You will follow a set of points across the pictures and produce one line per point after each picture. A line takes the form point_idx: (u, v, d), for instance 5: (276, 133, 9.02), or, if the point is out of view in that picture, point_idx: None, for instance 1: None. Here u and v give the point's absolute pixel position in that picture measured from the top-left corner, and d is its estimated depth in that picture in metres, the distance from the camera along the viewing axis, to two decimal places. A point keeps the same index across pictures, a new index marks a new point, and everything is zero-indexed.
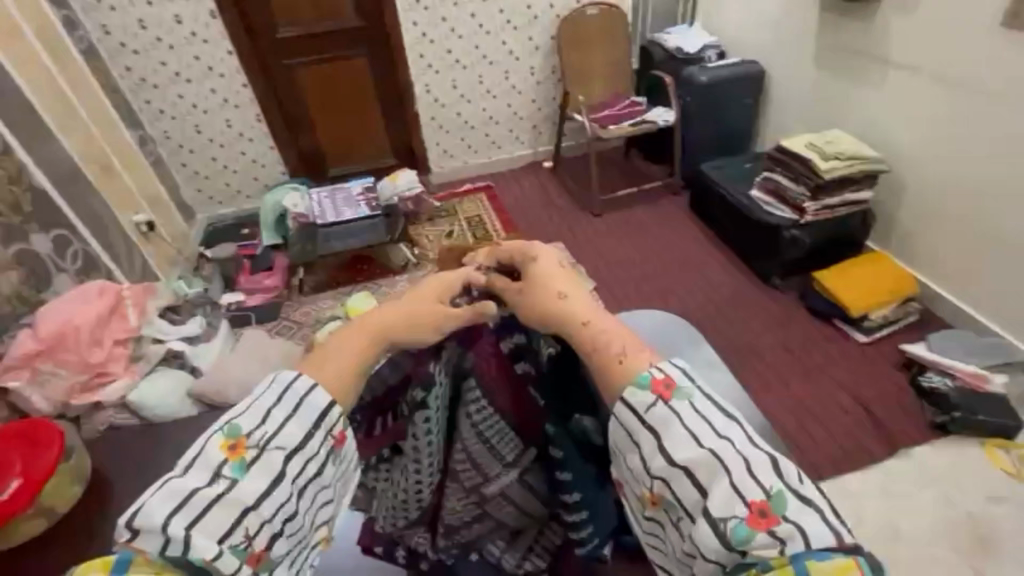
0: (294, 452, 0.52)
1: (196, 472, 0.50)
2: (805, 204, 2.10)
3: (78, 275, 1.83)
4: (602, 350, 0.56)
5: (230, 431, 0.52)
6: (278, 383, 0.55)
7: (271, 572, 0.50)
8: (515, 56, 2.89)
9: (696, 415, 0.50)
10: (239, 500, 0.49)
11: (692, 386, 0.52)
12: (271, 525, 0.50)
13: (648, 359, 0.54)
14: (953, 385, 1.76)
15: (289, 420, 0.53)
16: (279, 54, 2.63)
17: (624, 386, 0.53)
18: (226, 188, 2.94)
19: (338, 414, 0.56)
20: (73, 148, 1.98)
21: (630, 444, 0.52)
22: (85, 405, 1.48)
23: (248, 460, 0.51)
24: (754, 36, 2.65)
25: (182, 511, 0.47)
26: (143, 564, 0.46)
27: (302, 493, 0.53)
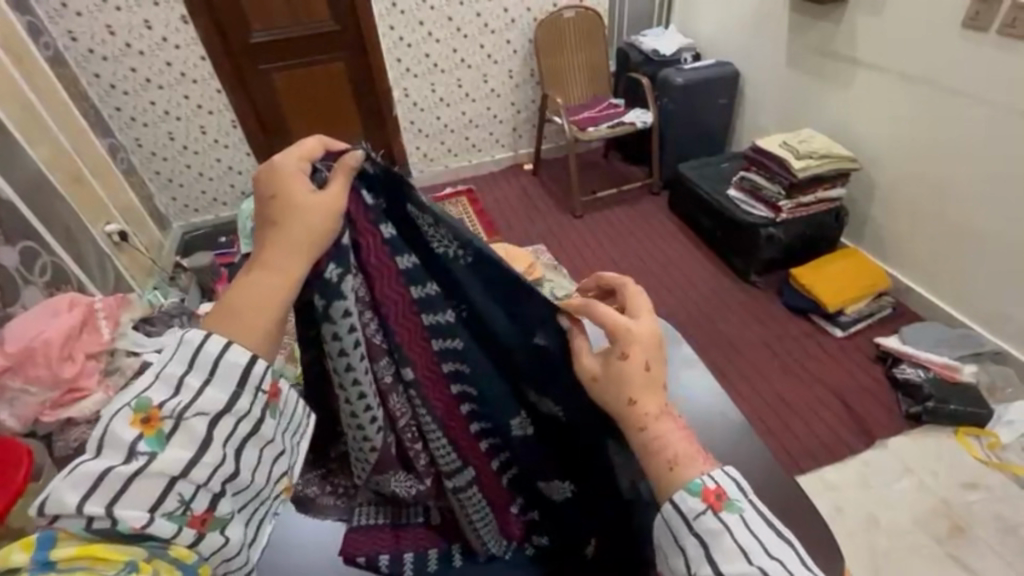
0: (219, 416, 0.53)
1: (111, 451, 0.49)
2: (781, 202, 2.14)
3: (47, 289, 1.77)
4: (655, 450, 0.54)
5: (139, 404, 0.51)
6: (187, 345, 0.53)
7: (222, 527, 0.53)
8: (492, 59, 2.89)
9: (746, 530, 0.49)
10: (164, 472, 0.49)
11: (749, 502, 0.51)
12: (208, 488, 0.51)
13: (700, 463, 0.53)
14: (928, 376, 1.81)
15: (206, 386, 0.52)
16: (254, 59, 2.61)
17: (674, 489, 0.52)
18: (201, 196, 2.89)
19: (265, 367, 0.55)
20: (40, 158, 1.91)
21: (676, 545, 0.52)
22: (57, 421, 1.41)
23: (165, 431, 0.50)
24: (728, 38, 2.69)
25: (100, 490, 0.47)
26: (68, 539, 0.45)
27: (238, 453, 0.54)
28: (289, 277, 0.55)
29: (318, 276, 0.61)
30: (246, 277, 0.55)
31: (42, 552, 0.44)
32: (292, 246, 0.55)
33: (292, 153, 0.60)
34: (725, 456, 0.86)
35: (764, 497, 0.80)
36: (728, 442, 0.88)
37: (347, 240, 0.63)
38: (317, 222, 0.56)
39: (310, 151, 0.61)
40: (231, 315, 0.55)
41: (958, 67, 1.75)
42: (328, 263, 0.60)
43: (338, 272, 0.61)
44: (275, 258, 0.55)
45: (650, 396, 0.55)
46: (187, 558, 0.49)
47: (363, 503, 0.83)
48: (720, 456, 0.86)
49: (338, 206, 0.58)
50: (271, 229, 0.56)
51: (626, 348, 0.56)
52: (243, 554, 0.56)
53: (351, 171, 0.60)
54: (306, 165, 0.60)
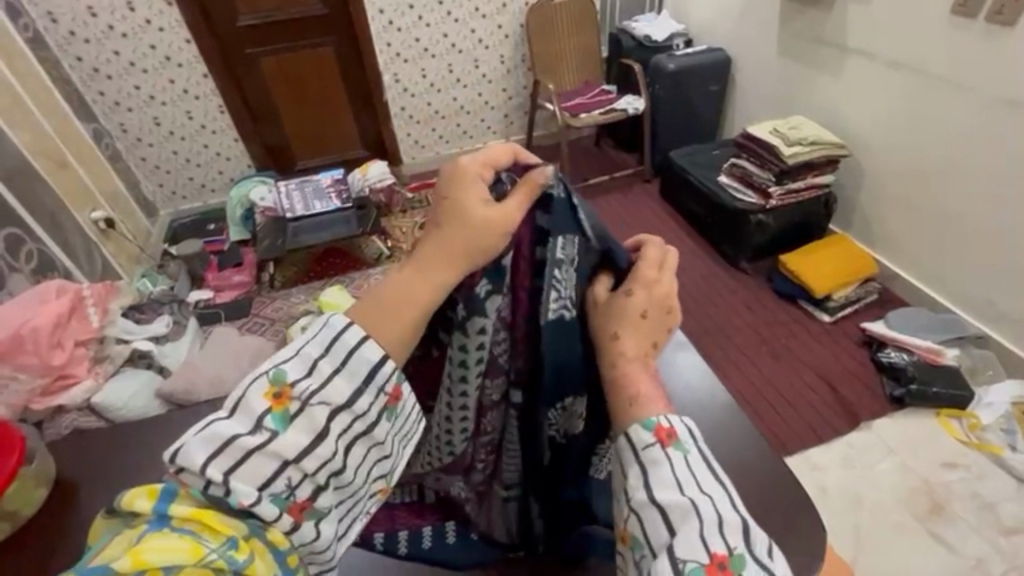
0: (339, 408, 0.50)
1: (239, 420, 0.47)
2: (771, 189, 2.15)
3: (33, 276, 1.75)
4: (620, 385, 0.57)
5: (275, 377, 0.49)
6: (329, 329, 0.51)
7: (320, 520, 0.49)
8: (483, 44, 2.87)
9: (687, 468, 0.51)
10: (280, 453, 0.47)
11: (694, 446, 0.53)
12: (314, 479, 0.48)
13: (661, 407, 0.55)
14: (910, 360, 1.86)
15: (336, 374, 0.50)
16: (240, 43, 2.55)
17: (632, 423, 0.54)
18: (189, 183, 2.86)
19: (392, 368, 0.52)
20: (23, 144, 1.88)
21: (620, 474, 0.53)
22: (48, 409, 1.44)
23: (291, 412, 0.48)
24: (719, 23, 2.69)
25: (222, 456, 0.45)
26: (186, 498, 0.44)
27: (348, 450, 0.50)
28: (434, 288, 0.53)
29: (469, 288, 0.60)
30: (403, 274, 0.54)
31: (163, 505, 0.44)
32: (455, 258, 0.53)
33: (478, 158, 0.57)
34: (712, 437, 0.88)
35: (750, 475, 0.83)
36: (719, 420, 0.90)
37: (506, 259, 0.61)
38: (486, 237, 0.54)
39: (495, 160, 0.58)
40: (381, 314, 0.53)
41: (943, 53, 1.76)
42: (482, 279, 0.60)
43: (488, 289, 0.61)
44: (433, 266, 0.53)
45: (632, 337, 0.59)
46: (281, 543, 0.46)
47: None
48: (708, 437, 0.88)
49: (508, 225, 0.54)
50: (437, 233, 0.54)
51: (635, 288, 0.61)
52: (331, 552, 0.51)
53: (537, 190, 0.57)
54: (489, 173, 0.57)
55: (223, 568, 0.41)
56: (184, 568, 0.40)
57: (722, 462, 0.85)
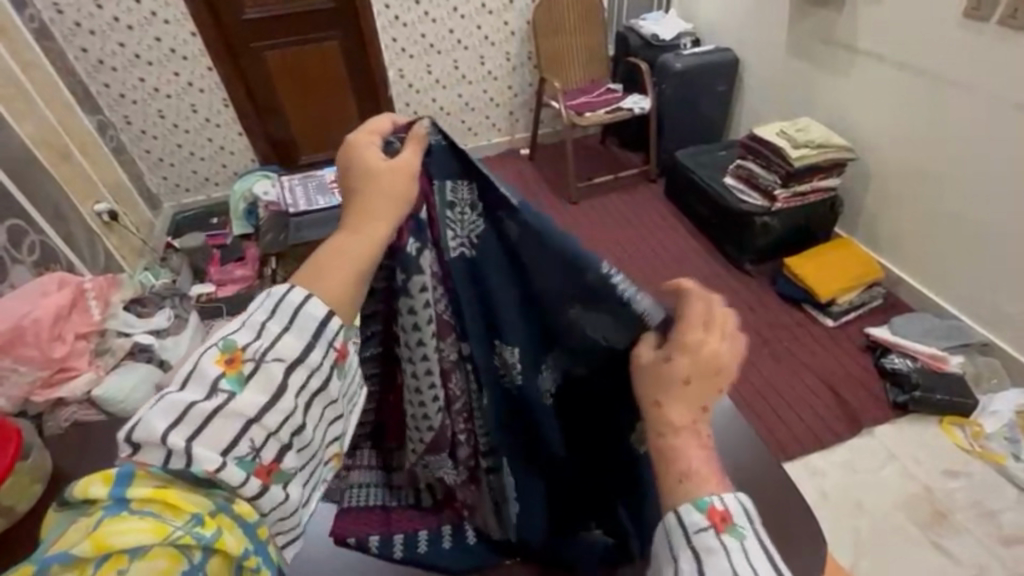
0: (295, 364, 0.50)
1: (193, 386, 0.47)
2: (776, 191, 2.13)
3: (36, 268, 1.75)
4: (667, 458, 0.49)
5: (225, 345, 0.49)
6: (274, 296, 0.52)
7: (286, 483, 0.49)
8: (489, 40, 2.85)
9: (749, 562, 0.43)
10: (241, 412, 0.47)
11: (755, 531, 0.44)
12: (278, 438, 0.48)
13: (716, 485, 0.47)
14: (915, 366, 1.84)
15: (286, 332, 0.51)
16: (245, 37, 2.54)
17: (682, 503, 0.46)
18: (193, 176, 2.85)
19: (341, 324, 0.53)
20: (27, 135, 1.88)
21: (669, 559, 0.46)
22: (48, 402, 1.42)
23: (245, 373, 0.48)
24: (727, 23, 2.66)
25: (182, 424, 0.45)
26: (144, 478, 0.43)
27: (307, 407, 0.51)
28: (371, 244, 0.55)
29: (399, 250, 0.62)
30: (335, 243, 0.56)
31: (119, 488, 0.42)
32: (378, 214, 0.56)
33: (362, 130, 0.61)
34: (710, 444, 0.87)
35: (749, 484, 0.82)
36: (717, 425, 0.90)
37: (422, 215, 0.63)
38: (395, 185, 0.58)
39: (378, 126, 0.63)
40: (322, 279, 0.54)
41: (953, 56, 1.74)
42: (409, 238, 0.62)
43: (416, 246, 0.62)
44: (365, 226, 0.56)
45: (678, 408, 0.50)
46: (249, 516, 0.45)
47: (357, 481, 0.83)
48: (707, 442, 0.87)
49: (411, 175, 0.59)
50: (354, 200, 0.57)
51: (676, 353, 0.51)
52: (297, 517, 0.51)
53: (423, 141, 0.62)
54: (377, 139, 0.61)
55: (191, 544, 0.41)
56: (148, 549, 0.40)
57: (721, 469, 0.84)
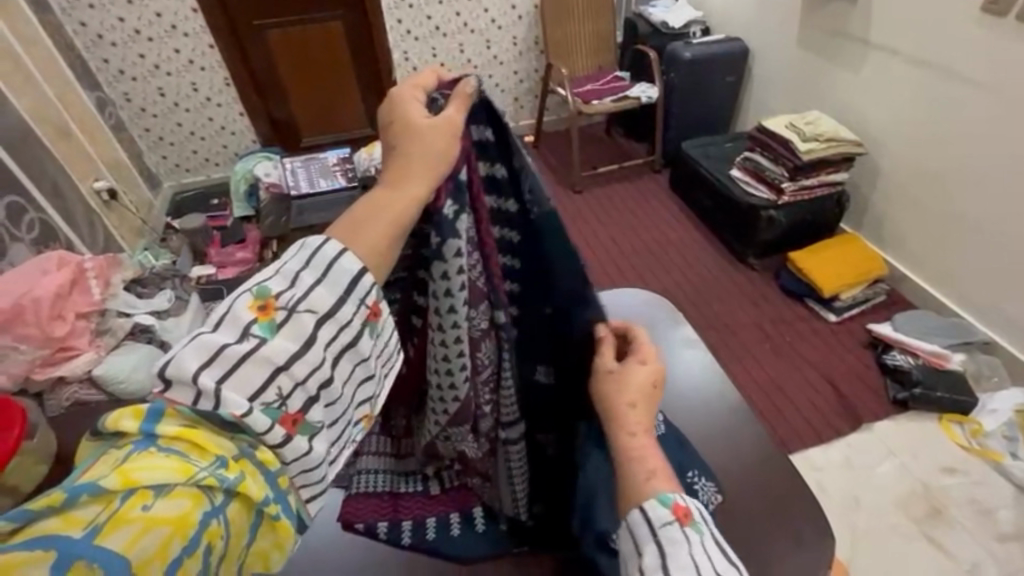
0: (327, 316, 0.45)
1: (227, 330, 0.42)
2: (783, 185, 2.12)
3: (35, 246, 1.73)
4: (633, 460, 0.54)
5: (259, 291, 0.44)
6: (307, 248, 0.47)
7: (312, 437, 0.44)
8: (497, 24, 2.81)
9: (708, 554, 0.45)
10: (271, 359, 0.42)
11: (712, 526, 0.48)
12: (306, 390, 0.44)
13: (675, 484, 0.52)
14: (916, 364, 1.84)
15: (319, 283, 0.45)
16: (247, 14, 2.50)
17: (648, 497, 0.49)
18: (193, 156, 2.81)
19: (374, 281, 0.48)
20: (25, 110, 1.85)
21: (633, 553, 0.48)
22: (48, 379, 1.42)
23: (277, 321, 0.44)
24: (738, 12, 2.62)
25: (214, 365, 0.40)
26: (174, 417, 0.39)
27: (337, 362, 0.46)
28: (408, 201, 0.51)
29: (436, 213, 0.57)
30: (376, 193, 0.52)
31: (149, 424, 0.38)
32: (420, 168, 0.52)
33: (407, 83, 0.58)
34: (715, 438, 0.87)
35: (753, 477, 0.82)
36: (719, 424, 0.89)
37: (462, 176, 0.59)
38: (440, 143, 0.53)
39: (424, 81, 0.59)
40: (360, 226, 0.49)
41: (966, 51, 1.72)
42: (447, 199, 0.57)
43: (454, 209, 0.58)
44: (405, 178, 0.51)
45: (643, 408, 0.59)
46: (271, 464, 0.41)
47: (365, 467, 0.81)
48: (712, 440, 0.87)
49: (454, 129, 0.54)
50: (395, 152, 0.53)
51: (647, 360, 0.63)
52: (323, 473, 0.45)
53: (468, 101, 0.58)
54: (420, 93, 0.58)
55: (214, 486, 0.37)
56: (172, 488, 0.35)
57: (728, 465, 0.84)
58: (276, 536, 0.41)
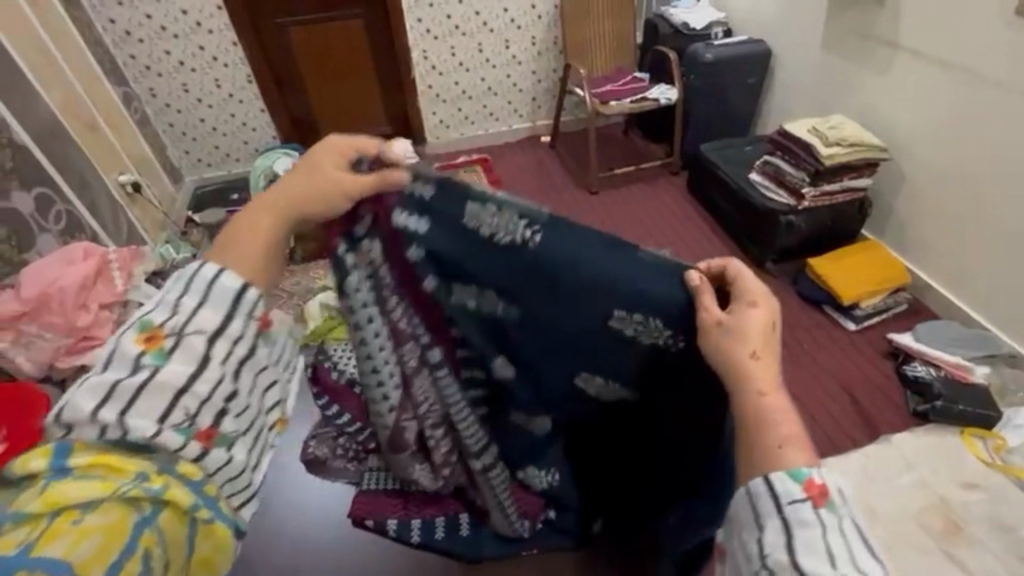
0: (213, 337, 0.66)
1: (121, 366, 0.62)
2: (804, 189, 2.08)
3: (62, 237, 1.77)
4: (766, 433, 0.58)
5: (145, 327, 0.65)
6: (188, 277, 0.68)
7: (227, 441, 0.67)
8: (516, 23, 2.81)
9: (838, 532, 0.54)
10: (171, 383, 0.63)
11: (846, 507, 0.56)
12: (210, 404, 0.66)
13: (808, 456, 0.57)
14: (938, 376, 1.79)
15: (201, 308, 0.66)
16: (270, 12, 2.54)
17: (776, 471, 0.56)
18: (215, 151, 2.86)
19: (255, 295, 0.69)
20: (54, 103, 1.90)
21: (755, 522, 0.57)
22: (72, 367, 1.45)
23: (166, 349, 0.64)
24: (760, 14, 2.59)
25: (114, 398, 0.60)
26: (82, 449, 0.57)
27: (235, 375, 0.69)
28: (263, 230, 0.70)
29: (333, 248, 0.81)
30: (245, 211, 0.71)
31: (59, 460, 0.56)
32: (291, 213, 0.70)
33: (336, 141, 0.73)
34: None
35: None
36: None
37: (364, 213, 0.79)
38: (309, 199, 0.71)
39: (355, 144, 0.74)
40: (231, 244, 0.70)
41: (996, 54, 1.68)
42: (340, 241, 0.81)
43: (347, 249, 0.81)
44: (269, 221, 0.70)
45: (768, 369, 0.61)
46: (192, 475, 0.62)
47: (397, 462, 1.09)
48: None
49: (340, 195, 0.72)
50: (286, 180, 0.71)
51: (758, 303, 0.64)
52: (247, 478, 0.70)
53: (388, 183, 0.74)
54: (347, 157, 0.73)
55: (139, 494, 0.57)
56: (99, 503, 0.55)
57: None
58: (212, 538, 0.63)
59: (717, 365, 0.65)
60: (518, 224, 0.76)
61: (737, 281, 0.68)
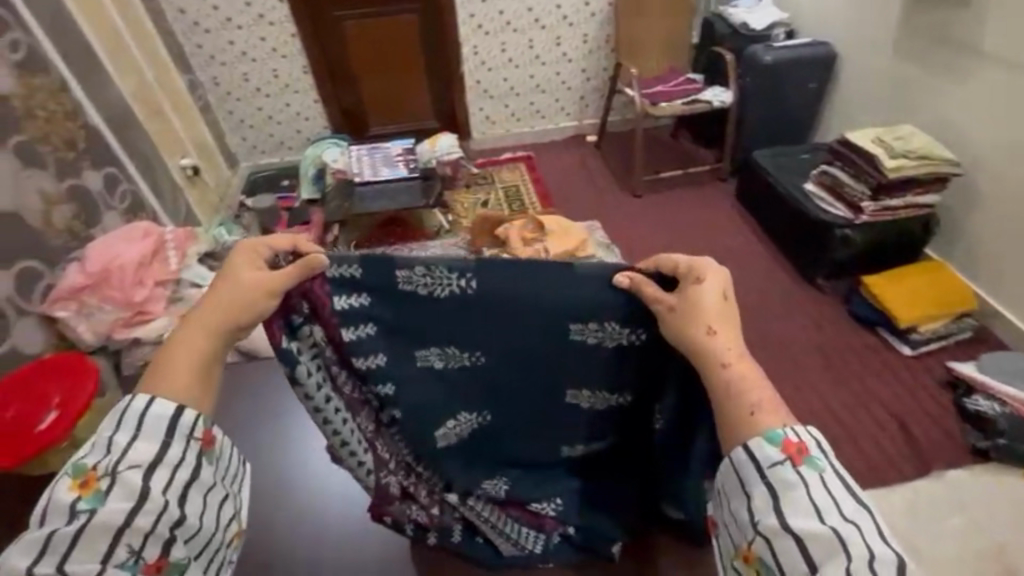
0: (152, 465, 0.63)
1: (57, 517, 0.58)
2: (863, 203, 1.97)
3: (126, 215, 1.86)
4: (737, 398, 0.65)
5: (77, 472, 0.61)
6: (124, 413, 0.64)
7: (180, 569, 0.63)
8: (567, 20, 2.79)
9: (822, 486, 0.59)
10: (108, 522, 0.58)
11: (826, 461, 0.61)
12: (157, 536, 0.61)
13: (782, 419, 0.63)
14: (1002, 411, 1.63)
15: (137, 439, 0.63)
16: (329, 6, 2.61)
17: (753, 437, 0.62)
18: (269, 139, 2.96)
19: (194, 415, 0.66)
20: (125, 88, 2.03)
21: (744, 494, 0.63)
22: (126, 339, 1.55)
23: (101, 488, 0.60)
24: (828, 15, 2.46)
25: (48, 556, 0.56)
26: None
27: (182, 498, 0.64)
28: (202, 344, 0.68)
29: (278, 347, 0.82)
30: (178, 334, 0.69)
31: None
32: (225, 321, 0.69)
33: (249, 243, 0.76)
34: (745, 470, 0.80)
35: None
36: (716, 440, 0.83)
37: (303, 306, 0.83)
38: (242, 300, 0.71)
39: (278, 245, 0.78)
40: (163, 376, 0.67)
41: None
42: (283, 336, 0.82)
43: (289, 340, 0.83)
44: (209, 333, 0.69)
45: (724, 344, 0.68)
46: None
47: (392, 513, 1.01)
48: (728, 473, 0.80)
49: (269, 288, 0.72)
50: (209, 298, 0.71)
51: (703, 280, 0.72)
52: None
53: (311, 269, 0.76)
54: (262, 255, 0.76)
55: None
56: None
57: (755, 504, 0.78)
58: None
59: (681, 349, 0.72)
60: (453, 276, 0.85)
61: (679, 269, 0.76)
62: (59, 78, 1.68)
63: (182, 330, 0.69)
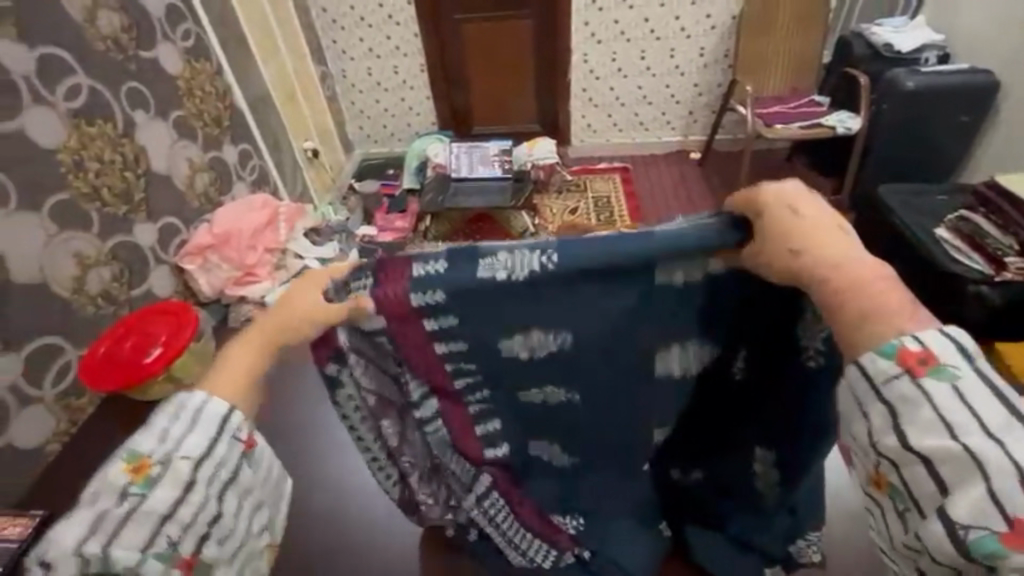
0: (199, 459, 0.65)
1: (108, 497, 0.61)
2: (1008, 259, 1.73)
3: (252, 186, 2.11)
4: (850, 303, 0.58)
5: (132, 457, 0.64)
6: (179, 407, 0.67)
7: (206, 566, 0.64)
8: (685, 32, 2.69)
9: (953, 396, 0.51)
10: (155, 508, 0.61)
11: (958, 367, 0.52)
12: (191, 527, 0.63)
13: (907, 325, 0.55)
14: None
15: (189, 434, 0.65)
16: (451, 9, 2.75)
17: (866, 351, 0.57)
18: (382, 130, 3.18)
19: (239, 418, 0.69)
20: (269, 75, 2.31)
21: (861, 413, 0.58)
22: (236, 296, 1.76)
23: (153, 475, 0.63)
24: (995, 39, 2.15)
25: (98, 534, 0.59)
26: None
27: (220, 495, 0.66)
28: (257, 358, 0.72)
29: (323, 369, 0.85)
30: (235, 343, 0.73)
31: None
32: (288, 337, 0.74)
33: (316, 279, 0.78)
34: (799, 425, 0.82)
35: None
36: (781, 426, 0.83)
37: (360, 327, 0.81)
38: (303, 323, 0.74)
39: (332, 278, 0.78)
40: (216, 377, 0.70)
41: None
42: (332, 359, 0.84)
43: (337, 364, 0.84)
44: (265, 346, 0.73)
45: (816, 248, 0.62)
46: None
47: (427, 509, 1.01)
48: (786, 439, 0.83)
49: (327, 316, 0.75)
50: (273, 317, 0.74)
51: (773, 204, 0.66)
52: None
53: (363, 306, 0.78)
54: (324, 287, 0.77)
55: None
56: None
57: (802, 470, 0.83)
58: None
59: (780, 276, 0.67)
60: (528, 255, 0.76)
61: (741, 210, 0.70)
62: (216, 64, 1.95)
63: (249, 335, 0.73)
